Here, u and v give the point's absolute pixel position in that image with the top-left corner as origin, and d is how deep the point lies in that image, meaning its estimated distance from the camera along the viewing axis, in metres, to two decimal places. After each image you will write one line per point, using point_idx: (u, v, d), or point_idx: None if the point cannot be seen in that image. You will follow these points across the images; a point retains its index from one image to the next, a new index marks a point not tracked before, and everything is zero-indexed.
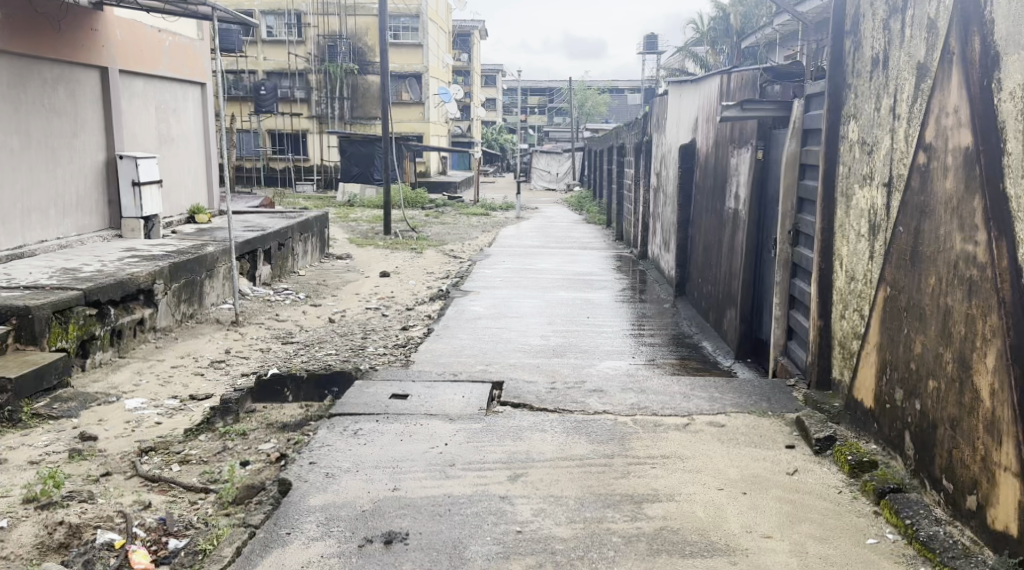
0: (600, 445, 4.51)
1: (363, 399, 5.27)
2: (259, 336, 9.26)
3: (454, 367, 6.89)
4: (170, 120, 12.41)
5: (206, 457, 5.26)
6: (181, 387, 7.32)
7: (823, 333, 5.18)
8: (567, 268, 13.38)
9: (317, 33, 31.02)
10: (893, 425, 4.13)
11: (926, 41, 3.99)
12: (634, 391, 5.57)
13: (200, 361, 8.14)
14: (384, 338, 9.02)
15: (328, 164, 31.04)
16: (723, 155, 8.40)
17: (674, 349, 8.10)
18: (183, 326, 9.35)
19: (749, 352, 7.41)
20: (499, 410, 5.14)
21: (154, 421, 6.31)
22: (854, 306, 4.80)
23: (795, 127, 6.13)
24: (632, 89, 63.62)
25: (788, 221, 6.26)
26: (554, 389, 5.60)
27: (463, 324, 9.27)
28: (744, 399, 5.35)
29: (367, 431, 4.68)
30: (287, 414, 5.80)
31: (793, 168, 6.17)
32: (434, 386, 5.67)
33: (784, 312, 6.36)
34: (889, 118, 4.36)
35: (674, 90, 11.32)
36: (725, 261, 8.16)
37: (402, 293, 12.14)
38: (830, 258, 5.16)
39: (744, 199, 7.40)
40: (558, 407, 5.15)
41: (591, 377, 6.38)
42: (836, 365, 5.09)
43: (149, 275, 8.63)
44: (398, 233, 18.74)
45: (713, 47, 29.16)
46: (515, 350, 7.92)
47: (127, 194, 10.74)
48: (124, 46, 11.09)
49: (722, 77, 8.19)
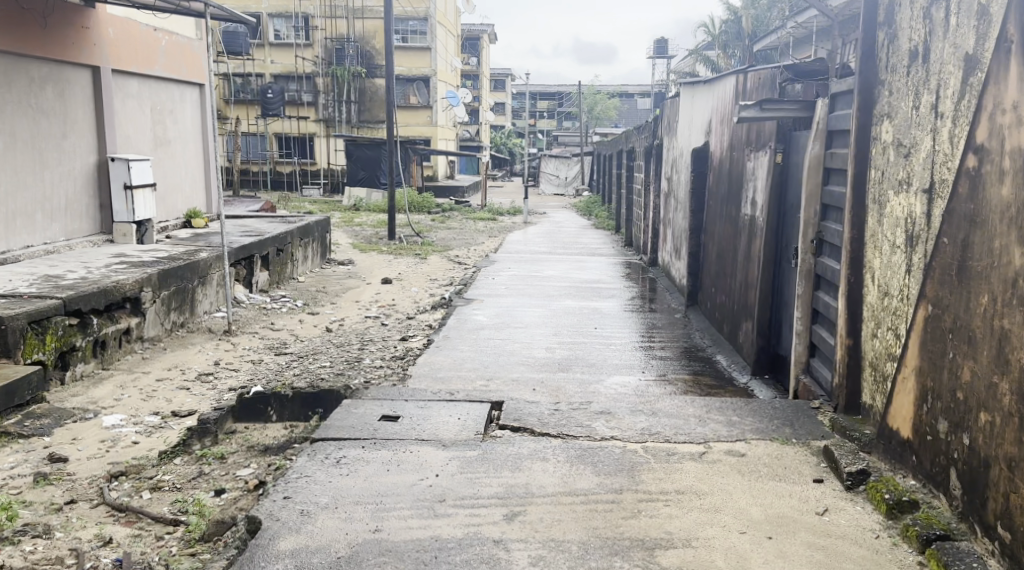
0: (608, 478, 4.08)
1: (349, 421, 4.83)
2: (252, 347, 8.86)
3: (452, 384, 6.48)
4: (166, 122, 12.03)
5: (180, 484, 4.86)
6: (165, 402, 6.91)
7: (852, 353, 4.75)
8: (575, 276, 12.95)
9: (325, 36, 30.70)
10: (936, 461, 3.72)
11: (975, 30, 3.57)
12: (645, 412, 5.14)
13: (187, 374, 7.74)
14: (382, 349, 8.62)
15: (334, 168, 30.69)
16: (738, 158, 7.98)
17: (687, 363, 7.66)
18: (173, 335, 8.95)
19: (767, 368, 6.97)
20: (497, 435, 4.73)
21: (131, 439, 5.90)
22: (888, 324, 4.37)
23: (819, 128, 5.71)
24: (642, 93, 63.25)
25: (811, 230, 5.83)
26: (558, 409, 5.17)
27: (465, 335, 8.86)
28: (766, 424, 4.92)
29: (352, 460, 4.26)
30: (270, 436, 5.39)
31: (816, 172, 5.75)
32: (430, 405, 5.25)
33: (807, 327, 5.92)
34: (930, 116, 3.93)
35: (686, 92, 10.88)
36: (740, 270, 7.74)
37: (403, 301, 11.72)
38: (860, 270, 4.72)
39: (761, 205, 6.97)
40: (562, 432, 4.73)
41: (598, 396, 5.96)
42: (866, 388, 4.66)
43: (136, 282, 8.23)
44: (402, 238, 18.32)
45: (725, 51, 28.72)
46: (519, 364, 7.50)
47: (119, 198, 10.35)
48: (117, 45, 10.71)
49: (738, 77, 7.77)
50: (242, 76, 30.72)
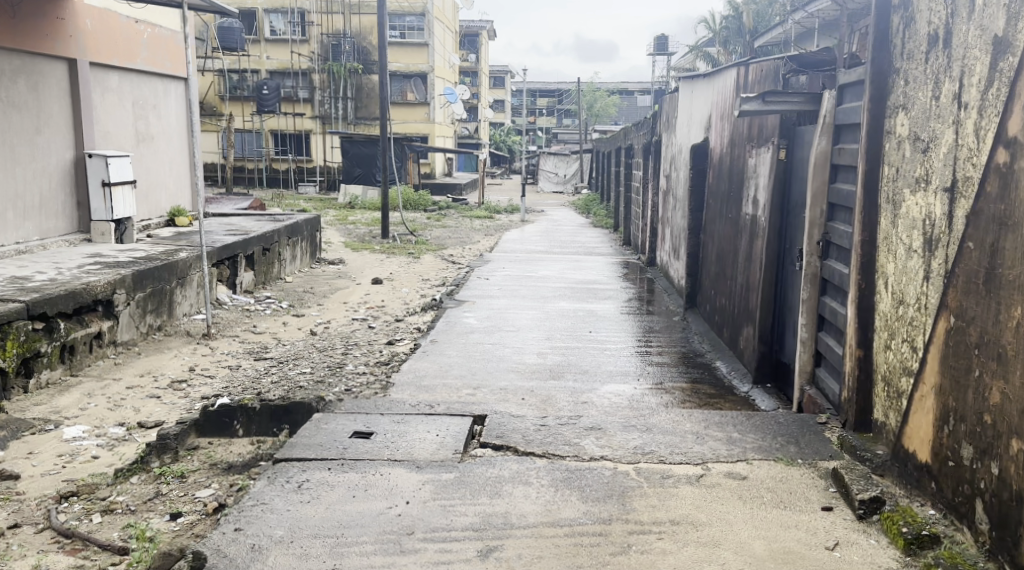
0: (595, 505, 3.72)
1: (317, 439, 4.45)
2: (231, 351, 8.49)
3: (435, 395, 6.10)
4: (148, 117, 11.65)
5: (134, 506, 4.48)
6: (132, 413, 6.53)
7: (863, 365, 4.37)
8: (570, 276, 12.56)
9: (321, 32, 30.21)
10: (959, 490, 3.38)
11: (1006, 9, 3.22)
12: (638, 428, 4.75)
13: (160, 381, 7.36)
14: (367, 354, 8.22)
15: (331, 165, 30.37)
16: (739, 154, 7.59)
17: (684, 370, 7.29)
18: (149, 339, 8.57)
19: (768, 377, 6.60)
20: (477, 454, 4.35)
21: (91, 454, 5.50)
22: (903, 335, 4.00)
23: (826, 122, 5.34)
24: (642, 90, 62.90)
25: (817, 231, 5.46)
26: (544, 425, 4.78)
27: (454, 339, 8.48)
28: (769, 442, 4.54)
29: (315, 484, 3.89)
30: (235, 453, 5.01)
31: (823, 169, 5.37)
32: (407, 420, 4.86)
33: (812, 335, 5.55)
34: (952, 106, 3.57)
35: (685, 86, 10.50)
36: (740, 273, 7.36)
37: (393, 302, 11.34)
38: (871, 277, 4.34)
39: (763, 203, 6.60)
40: (547, 451, 4.34)
41: (590, 407, 5.58)
42: (878, 404, 4.29)
43: (108, 284, 7.85)
44: (395, 237, 17.94)
45: (726, 47, 28.34)
46: (508, 372, 7.12)
47: (97, 196, 9.88)
48: (96, 37, 10.34)
49: (739, 69, 7.38)
50: (238, 73, 30.30)
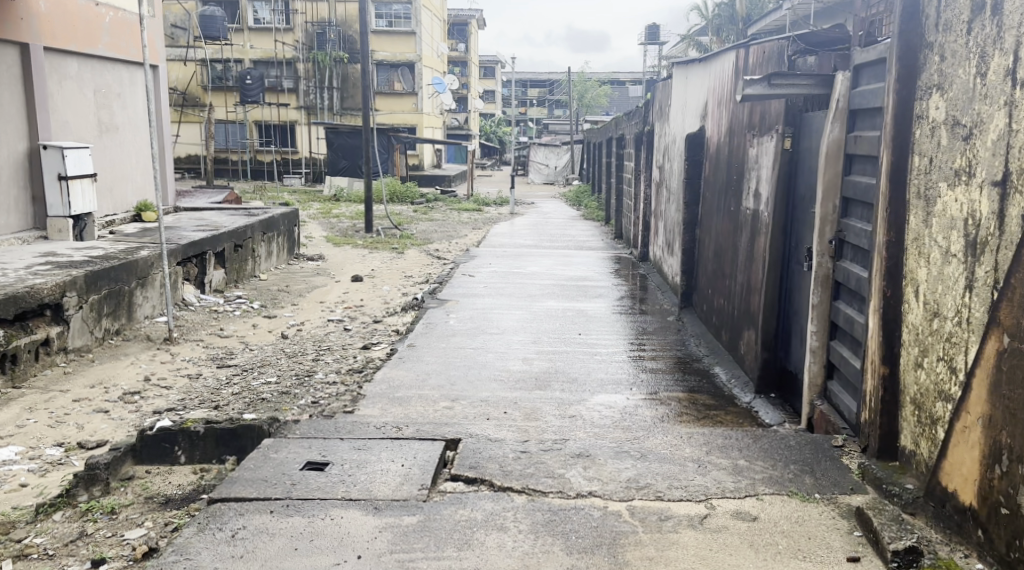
0: (581, 559, 3.20)
1: (263, 473, 3.88)
2: (193, 358, 7.90)
3: (408, 413, 5.52)
4: (112, 106, 11.03)
5: (53, 549, 3.89)
6: (74, 430, 5.94)
7: (888, 385, 3.80)
8: (559, 273, 11.97)
9: (305, 20, 29.53)
10: (1015, 543, 2.88)
11: None
12: (632, 456, 4.16)
13: (111, 393, 6.78)
14: (339, 361, 7.62)
15: (317, 157, 29.75)
16: (738, 144, 7.02)
17: (680, 377, 6.72)
18: (105, 345, 7.98)
19: (772, 386, 6.04)
20: (446, 490, 3.78)
21: (18, 481, 4.91)
22: (938, 352, 3.45)
23: (839, 107, 4.77)
24: (633, 80, 62.29)
25: (829, 228, 4.89)
26: (525, 451, 4.20)
27: (433, 342, 7.92)
28: (781, 472, 3.97)
29: (251, 534, 3.34)
30: (174, 485, 4.42)
31: (836, 160, 4.81)
32: (368, 445, 4.27)
33: (824, 344, 4.98)
34: (1006, 85, 3.02)
35: (679, 72, 9.93)
36: (740, 271, 6.80)
37: (372, 301, 10.76)
38: (898, 282, 3.76)
39: (766, 197, 6.03)
40: (526, 486, 3.77)
41: (576, 427, 5.01)
42: (906, 430, 3.73)
43: (56, 287, 7.28)
44: (380, 231, 17.32)
45: (718, 35, 27.80)
46: (490, 381, 6.53)
47: (53, 191, 9.22)
48: (50, 21, 9.72)
49: (739, 51, 6.80)
50: (221, 62, 29.55)
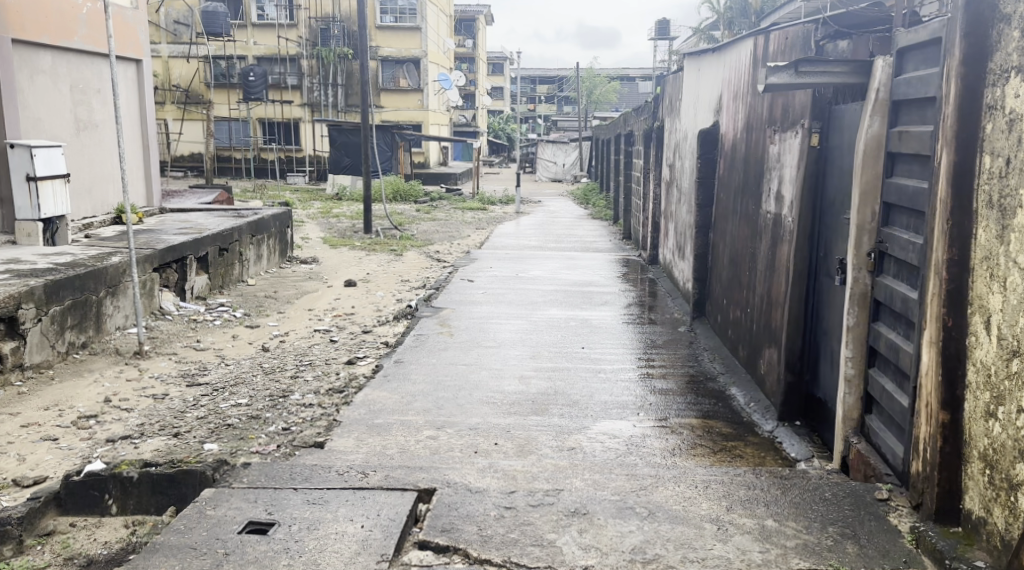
0: None
1: (195, 538, 3.25)
2: (162, 374, 7.26)
3: (383, 448, 4.86)
4: (90, 101, 10.40)
5: None
6: (15, 463, 5.30)
7: (951, 436, 3.11)
8: (564, 277, 11.30)
9: (309, 15, 28.73)
10: None
11: None
12: (638, 514, 3.49)
13: (65, 417, 6.14)
14: (320, 377, 6.96)
15: (320, 155, 29.15)
16: (757, 142, 6.35)
17: (693, 400, 6.02)
18: (68, 359, 7.36)
19: (797, 413, 5.35)
20: (412, 562, 3.17)
21: None
22: (1018, 402, 2.79)
23: (879, 98, 4.09)
24: (643, 77, 61.39)
25: (868, 238, 4.21)
26: (511, 508, 3.54)
27: (423, 357, 7.26)
28: (817, 537, 3.30)
29: None
30: (100, 543, 3.80)
31: (876, 157, 4.13)
32: (324, 497, 3.62)
33: (860, 372, 4.29)
34: None
35: (690, 65, 9.24)
36: (760, 282, 6.10)
37: (364, 308, 10.12)
38: (964, 309, 3.07)
39: (790, 200, 5.33)
40: (507, 560, 3.16)
41: (574, 468, 4.34)
42: (973, 492, 3.05)
43: (9, 299, 6.66)
44: (379, 231, 16.68)
45: (731, 29, 26.97)
46: (481, 405, 5.84)
47: (21, 192, 8.56)
48: (19, 12, 9.12)
49: (758, 38, 6.13)
50: (224, 59, 28.84)
